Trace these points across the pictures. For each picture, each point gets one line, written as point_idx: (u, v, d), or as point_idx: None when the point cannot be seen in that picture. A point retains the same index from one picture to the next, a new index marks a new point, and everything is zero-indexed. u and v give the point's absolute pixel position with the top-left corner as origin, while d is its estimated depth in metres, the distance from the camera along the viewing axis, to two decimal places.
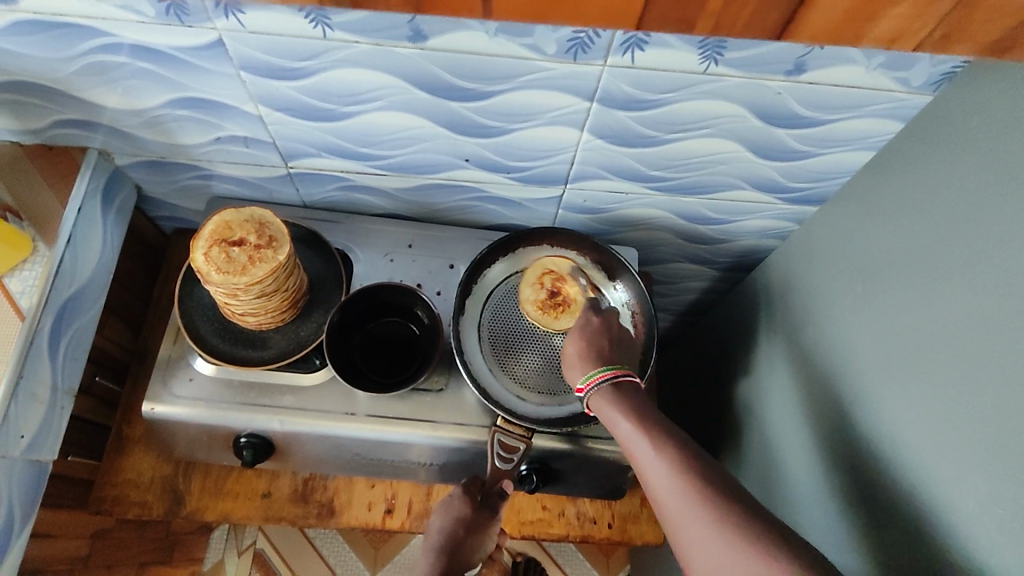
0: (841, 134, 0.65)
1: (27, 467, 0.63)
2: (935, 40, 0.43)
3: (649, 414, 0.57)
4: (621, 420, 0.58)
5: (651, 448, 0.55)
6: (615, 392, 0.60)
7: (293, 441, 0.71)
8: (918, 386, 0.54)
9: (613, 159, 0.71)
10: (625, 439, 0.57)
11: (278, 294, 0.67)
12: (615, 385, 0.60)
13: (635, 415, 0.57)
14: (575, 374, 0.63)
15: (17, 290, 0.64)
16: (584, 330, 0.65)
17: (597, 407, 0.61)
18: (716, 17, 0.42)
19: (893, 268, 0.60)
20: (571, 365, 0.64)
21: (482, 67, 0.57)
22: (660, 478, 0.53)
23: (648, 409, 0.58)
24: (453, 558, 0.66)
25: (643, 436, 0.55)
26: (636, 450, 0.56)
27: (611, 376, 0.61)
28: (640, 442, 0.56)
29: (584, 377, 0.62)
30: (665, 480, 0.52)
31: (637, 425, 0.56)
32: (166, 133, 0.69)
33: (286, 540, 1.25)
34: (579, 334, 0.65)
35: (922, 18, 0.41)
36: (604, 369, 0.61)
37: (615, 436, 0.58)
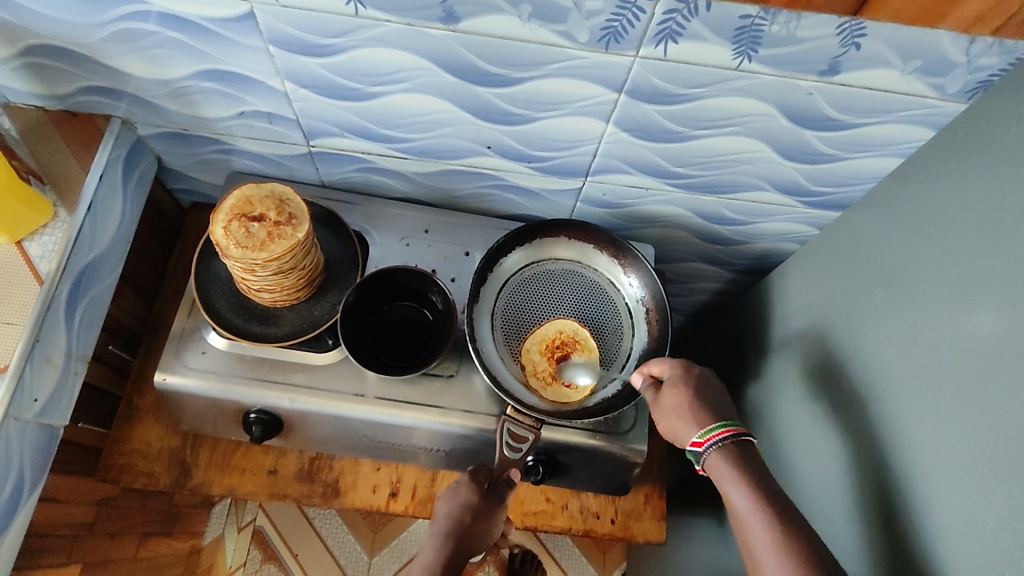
0: (869, 139, 0.65)
1: (40, 430, 0.63)
2: (1016, 24, 0.50)
3: (768, 491, 0.58)
4: (739, 492, 0.58)
5: (769, 528, 0.55)
6: (734, 456, 0.61)
7: (301, 420, 0.71)
8: (939, 397, 0.53)
9: (636, 154, 0.70)
10: (740, 515, 0.58)
11: (294, 272, 0.66)
12: (735, 448, 0.61)
13: (755, 488, 0.58)
14: (687, 428, 0.64)
15: (36, 255, 0.65)
16: (685, 381, 0.66)
17: (714, 467, 0.61)
18: None
19: (917, 277, 0.59)
20: (682, 420, 0.64)
21: (513, 52, 0.57)
22: (772, 555, 0.54)
23: (766, 483, 0.59)
24: (459, 545, 0.65)
25: (763, 514, 0.56)
26: (750, 527, 0.57)
27: (732, 434, 0.62)
28: (760, 520, 0.56)
29: (703, 432, 0.63)
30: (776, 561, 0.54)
31: (757, 501, 0.57)
32: (190, 105, 0.69)
33: (286, 519, 1.26)
34: (682, 386, 0.66)
35: (1002, 5, 0.48)
36: (724, 425, 0.62)
37: (728, 503, 0.59)
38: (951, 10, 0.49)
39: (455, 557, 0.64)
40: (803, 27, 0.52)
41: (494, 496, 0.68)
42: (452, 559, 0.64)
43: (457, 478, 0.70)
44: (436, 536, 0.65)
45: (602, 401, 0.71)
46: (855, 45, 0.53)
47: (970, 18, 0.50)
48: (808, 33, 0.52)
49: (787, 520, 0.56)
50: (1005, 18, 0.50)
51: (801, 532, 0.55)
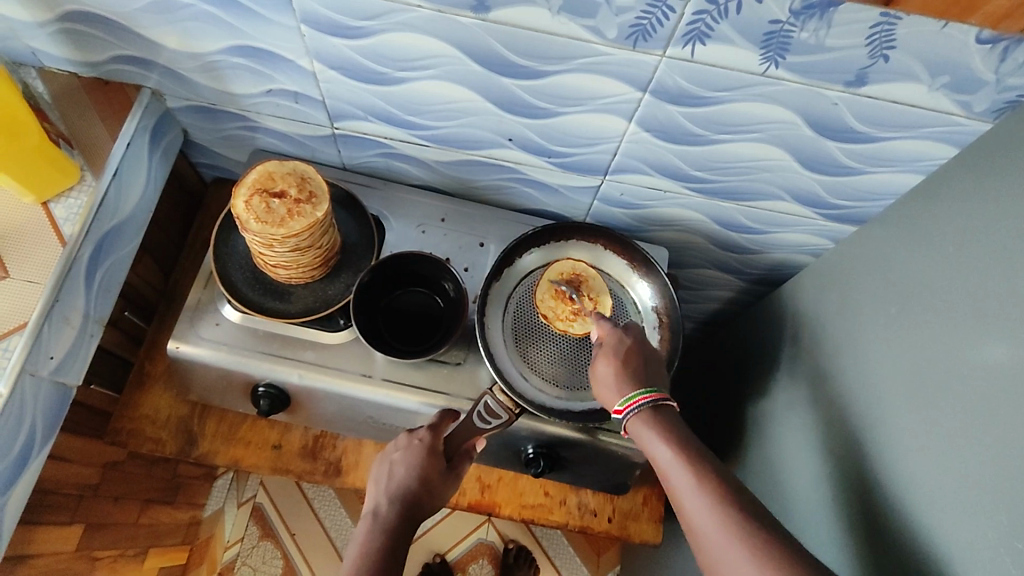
0: (891, 153, 0.64)
1: (53, 388, 0.64)
2: None
3: (689, 443, 0.58)
4: (659, 444, 0.58)
5: (689, 475, 0.55)
6: (653, 419, 0.60)
7: (308, 397, 0.72)
8: (948, 414, 0.53)
9: (656, 155, 0.70)
10: (663, 466, 0.57)
11: (311, 250, 0.67)
12: (654, 409, 0.61)
13: (675, 441, 0.58)
14: (610, 394, 0.63)
15: (61, 217, 0.66)
16: (619, 348, 0.64)
17: (636, 431, 0.61)
18: None
19: (931, 294, 0.58)
20: (608, 387, 0.64)
21: (540, 44, 0.57)
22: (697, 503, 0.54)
23: (687, 438, 0.59)
24: (411, 508, 0.61)
25: (683, 463, 0.56)
26: (674, 479, 0.56)
27: (651, 399, 0.61)
28: (680, 468, 0.56)
29: (623, 400, 0.62)
30: (700, 503, 0.53)
31: (676, 450, 0.57)
32: (219, 80, 0.70)
33: (285, 498, 1.28)
34: (614, 353, 0.64)
35: None
36: (643, 393, 0.62)
37: (653, 460, 0.59)
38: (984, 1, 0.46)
39: (408, 528, 0.61)
40: (833, 36, 0.52)
41: (452, 466, 0.65)
42: (404, 530, 0.60)
43: (415, 432, 0.65)
44: (395, 499, 0.61)
45: None
46: (883, 57, 0.53)
47: (997, 13, 0.47)
48: (838, 42, 0.52)
49: (707, 469, 0.56)
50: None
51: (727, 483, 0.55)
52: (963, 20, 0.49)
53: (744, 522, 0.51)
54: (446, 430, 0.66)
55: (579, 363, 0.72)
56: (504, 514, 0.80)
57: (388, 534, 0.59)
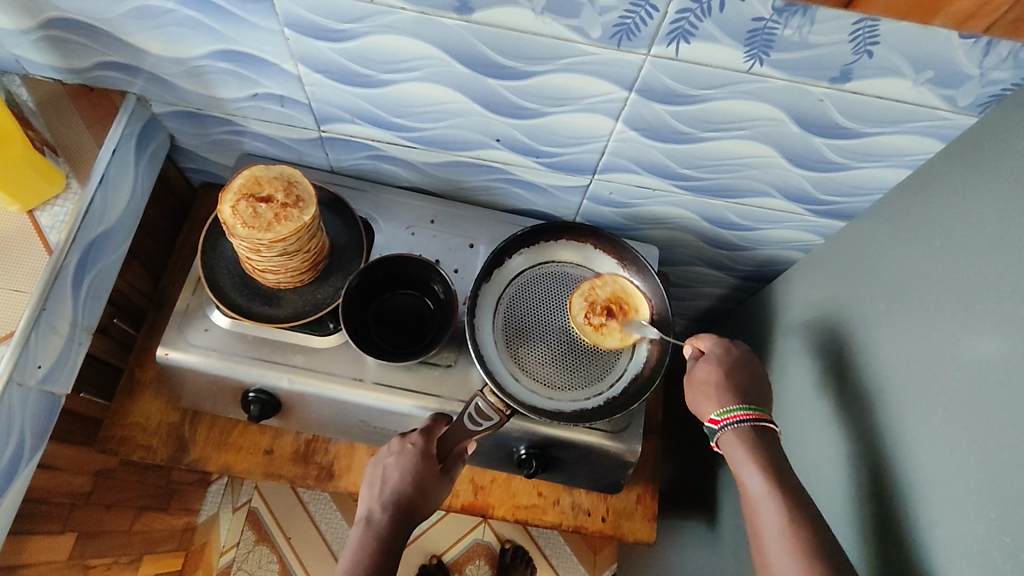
0: (877, 149, 0.64)
1: (42, 397, 0.64)
2: (1007, 23, 0.48)
3: (783, 476, 0.58)
4: (752, 472, 0.59)
5: (779, 510, 0.55)
6: (754, 442, 0.61)
7: (299, 402, 0.72)
8: (938, 409, 0.53)
9: (644, 154, 0.70)
10: (753, 495, 0.58)
11: (299, 254, 0.67)
12: (756, 428, 0.62)
13: (770, 473, 0.58)
14: (708, 404, 0.65)
15: (47, 225, 0.66)
16: (723, 359, 0.67)
17: (730, 451, 0.61)
18: None
19: (922, 289, 0.58)
20: (706, 396, 0.66)
21: (525, 45, 0.57)
22: (775, 535, 0.54)
23: (782, 470, 0.59)
24: (406, 513, 0.61)
25: (775, 497, 0.56)
26: (760, 507, 0.57)
27: (753, 417, 0.62)
28: (770, 502, 0.56)
29: (721, 411, 0.63)
30: (779, 536, 0.54)
31: (771, 485, 0.57)
32: (205, 85, 0.70)
33: (280, 502, 1.27)
34: (717, 364, 0.67)
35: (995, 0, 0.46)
36: (745, 407, 0.63)
37: (742, 487, 0.59)
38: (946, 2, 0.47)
39: (401, 533, 0.61)
40: (816, 32, 0.52)
41: (446, 470, 0.64)
42: (397, 536, 0.60)
43: (408, 436, 0.65)
44: (389, 504, 0.61)
45: (600, 405, 0.71)
46: (867, 53, 0.53)
47: (962, 13, 0.48)
48: (822, 38, 0.52)
49: (798, 507, 0.56)
50: (998, 14, 0.47)
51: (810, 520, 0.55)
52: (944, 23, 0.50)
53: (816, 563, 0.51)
54: (439, 432, 0.66)
55: (570, 363, 0.72)
56: (498, 516, 0.80)
57: (380, 540, 0.59)
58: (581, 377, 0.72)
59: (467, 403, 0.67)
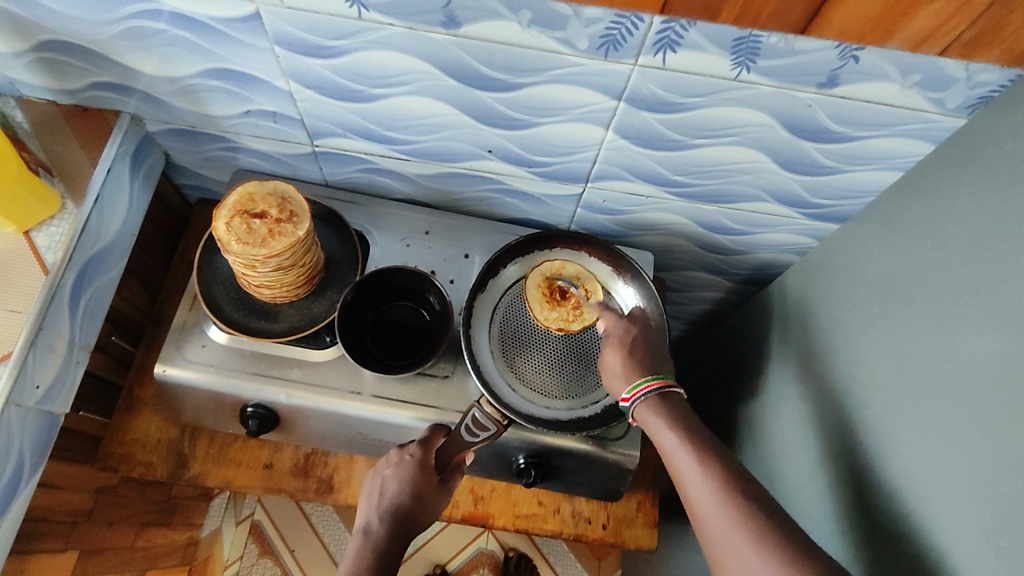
0: (868, 152, 0.64)
1: (41, 416, 0.64)
2: (967, 41, 0.50)
3: (693, 428, 0.58)
4: (664, 430, 0.59)
5: (694, 460, 0.56)
6: (660, 405, 0.61)
7: (297, 415, 0.72)
8: (933, 411, 0.53)
9: (636, 161, 0.70)
10: (668, 451, 0.58)
11: (294, 269, 0.67)
12: (661, 396, 0.62)
13: (680, 428, 0.58)
14: (619, 384, 0.64)
15: (43, 245, 0.66)
16: (626, 337, 0.66)
17: (642, 416, 0.62)
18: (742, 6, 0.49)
19: (913, 292, 0.58)
20: (616, 375, 0.65)
21: (513, 58, 0.58)
22: (699, 484, 0.54)
23: (693, 424, 0.59)
24: (404, 524, 0.61)
25: (687, 446, 0.57)
26: (676, 459, 0.57)
27: (658, 386, 0.62)
28: (683, 453, 0.57)
29: (630, 388, 0.63)
30: (701, 482, 0.54)
31: (681, 437, 0.57)
32: (198, 102, 0.70)
33: (283, 515, 1.28)
34: (622, 343, 0.66)
35: (949, 22, 0.48)
36: (650, 378, 0.62)
37: (658, 446, 0.59)
38: (901, 25, 0.49)
39: (400, 544, 0.61)
40: (801, 39, 0.52)
41: (445, 481, 0.65)
42: (395, 547, 0.60)
43: (407, 447, 0.65)
44: (387, 515, 0.61)
45: (597, 413, 0.71)
46: (853, 58, 0.54)
47: (918, 36, 0.50)
48: (807, 45, 0.53)
49: (708, 450, 0.56)
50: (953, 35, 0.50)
51: (728, 465, 0.55)
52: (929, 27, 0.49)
53: (734, 500, 0.52)
54: (437, 443, 0.66)
55: (566, 371, 0.72)
56: (498, 526, 0.80)
57: (379, 551, 0.59)
58: (578, 385, 0.72)
59: (464, 414, 0.67)
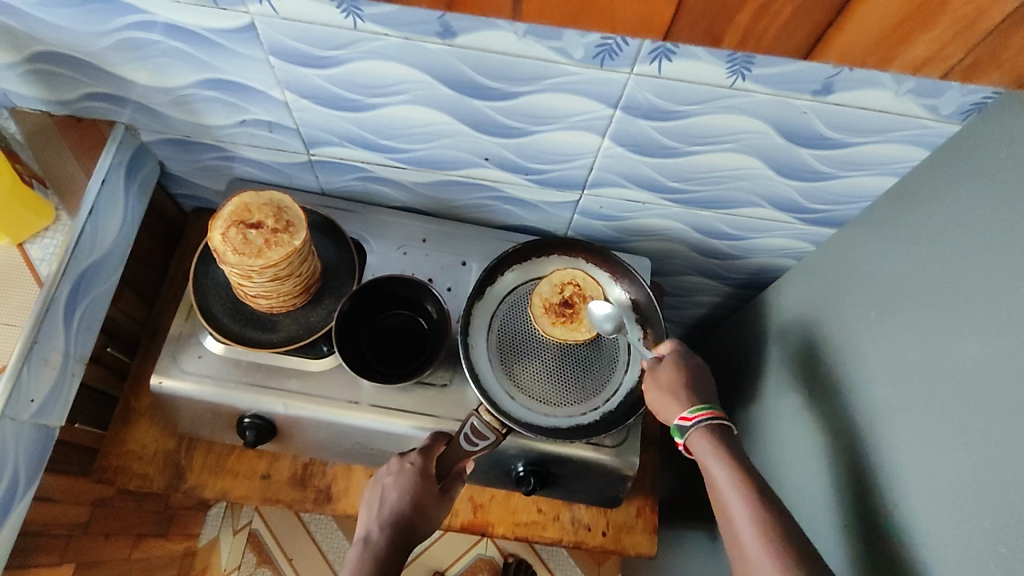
0: (863, 157, 0.65)
1: (35, 430, 0.64)
2: (964, 67, 0.49)
3: (745, 467, 0.59)
4: (717, 464, 0.60)
5: (744, 498, 0.56)
6: (719, 439, 0.62)
7: (295, 426, 0.72)
8: (929, 415, 0.53)
9: (632, 168, 0.71)
10: (718, 486, 0.59)
11: (291, 279, 0.67)
12: (720, 429, 0.63)
13: (734, 464, 0.59)
14: (676, 406, 0.66)
15: (37, 257, 0.66)
16: (685, 363, 0.69)
17: (696, 446, 0.63)
18: (743, 32, 0.47)
19: (909, 296, 0.59)
20: (674, 397, 0.66)
21: (509, 67, 0.58)
22: (745, 522, 0.55)
23: (744, 461, 0.60)
24: (403, 534, 0.62)
25: (738, 485, 0.57)
26: (727, 498, 0.57)
27: (719, 415, 0.64)
28: (735, 491, 0.57)
29: (693, 409, 0.64)
30: (748, 520, 0.55)
31: (735, 474, 0.58)
32: (193, 113, 0.70)
33: (281, 523, 1.27)
34: (683, 367, 0.68)
35: (948, 48, 0.47)
36: (711, 406, 0.65)
37: (707, 478, 0.60)
38: (899, 51, 0.48)
39: (399, 552, 0.61)
40: None
41: (444, 490, 0.65)
42: (394, 556, 0.61)
43: (407, 455, 0.65)
44: (387, 524, 0.61)
45: (596, 421, 0.71)
46: (848, 66, 0.54)
47: (918, 60, 0.49)
48: None
49: (761, 493, 0.57)
50: (954, 59, 0.48)
51: (775, 507, 0.56)
52: None
53: (782, 542, 0.52)
54: (437, 451, 0.66)
55: (564, 379, 0.72)
56: (498, 534, 0.80)
57: (379, 561, 0.59)
58: (576, 392, 0.72)
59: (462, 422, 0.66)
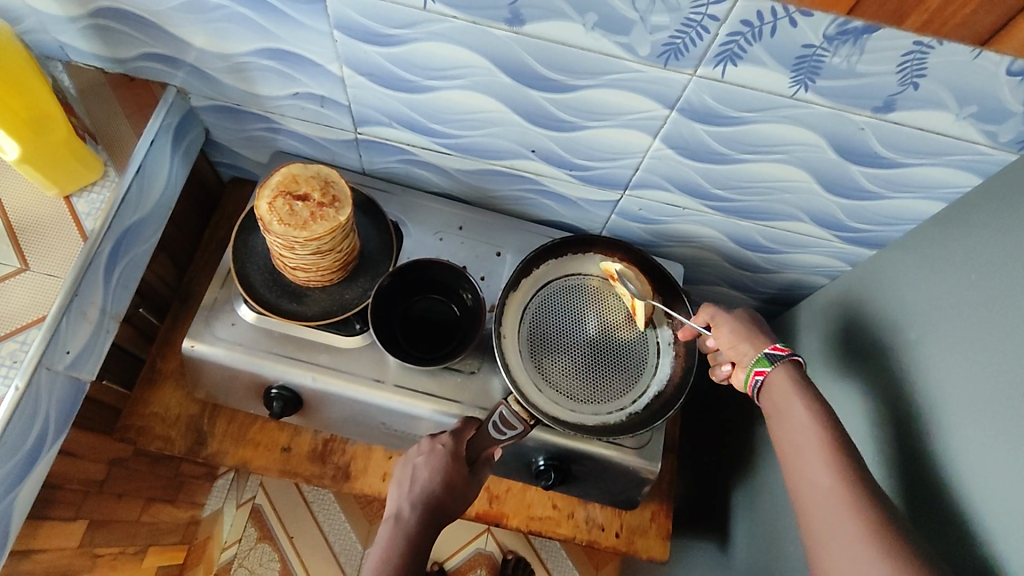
0: (914, 180, 0.64)
1: (68, 382, 0.64)
2: None
3: (828, 407, 0.56)
4: (795, 402, 0.56)
5: (818, 436, 0.53)
6: (801, 378, 0.59)
7: (321, 400, 0.72)
8: (965, 443, 0.52)
9: (678, 172, 0.71)
10: (793, 422, 0.55)
11: (331, 253, 0.67)
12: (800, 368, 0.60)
13: (812, 403, 0.56)
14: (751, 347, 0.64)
15: (83, 211, 0.66)
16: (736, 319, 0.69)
17: (775, 385, 0.59)
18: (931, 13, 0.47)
19: (954, 321, 0.57)
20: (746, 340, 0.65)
21: (572, 59, 0.58)
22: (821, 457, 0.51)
23: (823, 401, 0.56)
24: (434, 514, 0.61)
25: (817, 422, 0.54)
26: (792, 421, 0.56)
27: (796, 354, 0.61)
28: (814, 426, 0.54)
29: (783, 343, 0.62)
30: (806, 436, 0.53)
31: (812, 410, 0.55)
32: (246, 81, 0.71)
33: (285, 501, 1.27)
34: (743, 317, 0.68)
35: None
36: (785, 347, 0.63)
37: (782, 416, 0.57)
38: None
39: (429, 533, 0.60)
40: (864, 62, 0.52)
41: (473, 473, 0.65)
42: (427, 535, 0.60)
43: (438, 436, 0.65)
44: (418, 503, 0.61)
45: (621, 421, 0.71)
46: (913, 84, 0.53)
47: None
48: (870, 68, 0.53)
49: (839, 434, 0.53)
50: None
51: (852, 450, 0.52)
52: (997, 50, 0.49)
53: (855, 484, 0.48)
54: (468, 436, 0.66)
55: (593, 377, 0.72)
56: (511, 526, 0.80)
57: (411, 537, 0.58)
58: (603, 391, 0.72)
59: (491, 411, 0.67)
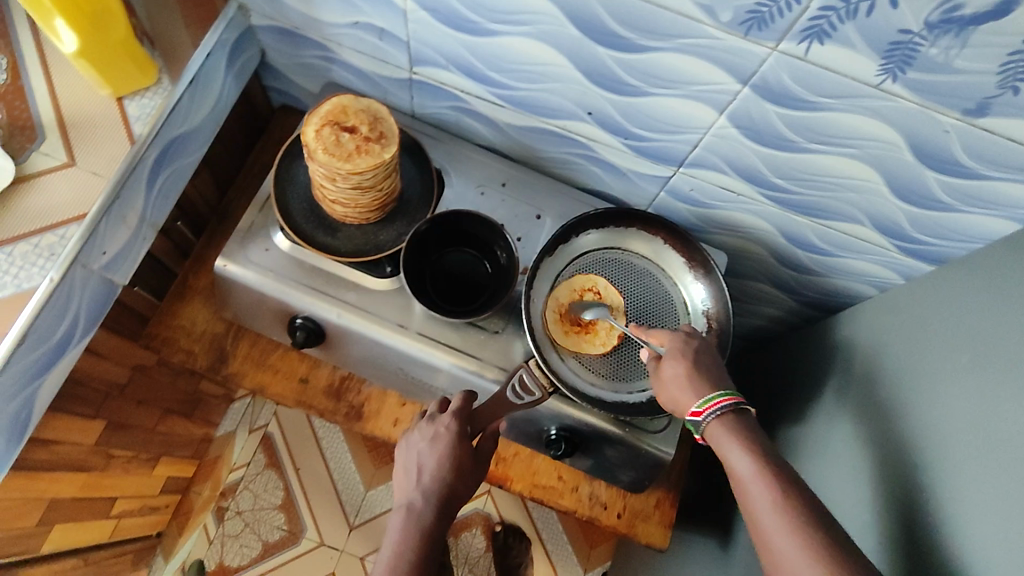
0: (992, 195, 0.60)
1: (101, 283, 0.65)
2: None
3: (767, 454, 0.54)
4: (738, 453, 0.55)
5: (771, 491, 0.51)
6: (734, 423, 0.58)
7: (343, 337, 0.72)
8: (1005, 475, 0.49)
9: (738, 155, 0.67)
10: (741, 477, 0.54)
11: (371, 191, 0.66)
12: (735, 412, 0.58)
13: (754, 452, 0.54)
14: (686, 395, 0.61)
15: (133, 115, 0.66)
16: (686, 350, 0.63)
17: (714, 436, 0.58)
18: None
19: (1011, 349, 0.53)
20: (679, 388, 0.61)
21: (647, 16, 0.54)
22: (780, 527, 0.49)
23: (764, 447, 0.55)
24: (445, 500, 0.59)
25: (764, 476, 0.52)
26: (752, 489, 0.53)
27: (734, 401, 0.59)
28: (760, 481, 0.53)
29: (703, 402, 0.59)
30: (761, 498, 0.52)
31: (756, 461, 0.54)
32: (307, 4, 0.69)
33: (295, 433, 1.29)
34: (683, 354, 0.63)
35: None
36: (727, 393, 0.59)
37: (728, 471, 0.56)
38: None
39: (441, 521, 0.58)
40: (964, 56, 0.48)
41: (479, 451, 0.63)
42: (440, 526, 0.58)
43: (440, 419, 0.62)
44: (429, 493, 0.58)
45: (640, 402, 0.69)
46: (1014, 89, 0.49)
47: None
48: (968, 65, 0.48)
49: (789, 486, 0.52)
50: None
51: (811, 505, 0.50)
52: None
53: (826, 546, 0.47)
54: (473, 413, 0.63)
55: (617, 352, 0.71)
56: (514, 490, 0.79)
57: (424, 532, 0.56)
58: (626, 368, 0.70)
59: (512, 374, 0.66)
